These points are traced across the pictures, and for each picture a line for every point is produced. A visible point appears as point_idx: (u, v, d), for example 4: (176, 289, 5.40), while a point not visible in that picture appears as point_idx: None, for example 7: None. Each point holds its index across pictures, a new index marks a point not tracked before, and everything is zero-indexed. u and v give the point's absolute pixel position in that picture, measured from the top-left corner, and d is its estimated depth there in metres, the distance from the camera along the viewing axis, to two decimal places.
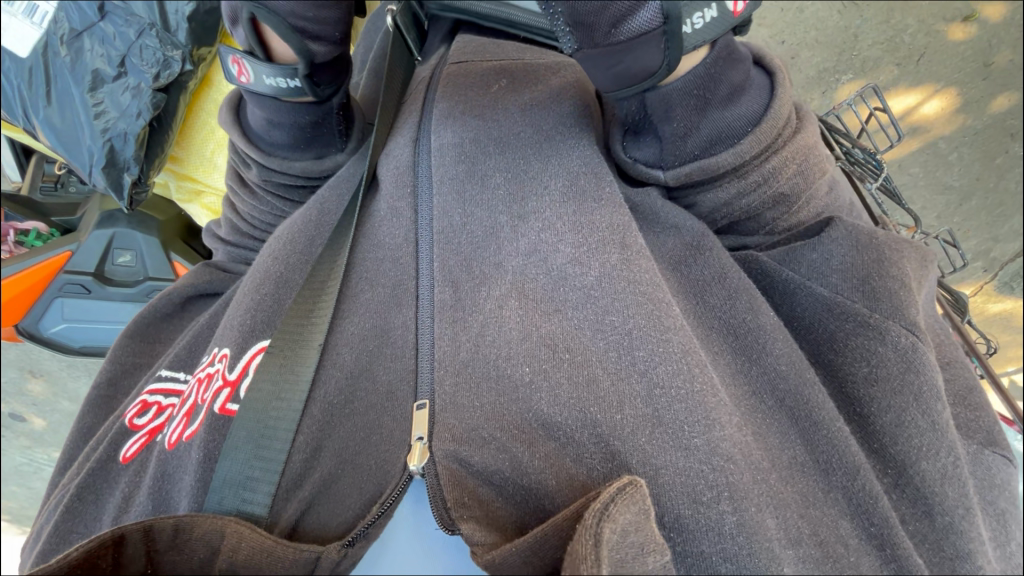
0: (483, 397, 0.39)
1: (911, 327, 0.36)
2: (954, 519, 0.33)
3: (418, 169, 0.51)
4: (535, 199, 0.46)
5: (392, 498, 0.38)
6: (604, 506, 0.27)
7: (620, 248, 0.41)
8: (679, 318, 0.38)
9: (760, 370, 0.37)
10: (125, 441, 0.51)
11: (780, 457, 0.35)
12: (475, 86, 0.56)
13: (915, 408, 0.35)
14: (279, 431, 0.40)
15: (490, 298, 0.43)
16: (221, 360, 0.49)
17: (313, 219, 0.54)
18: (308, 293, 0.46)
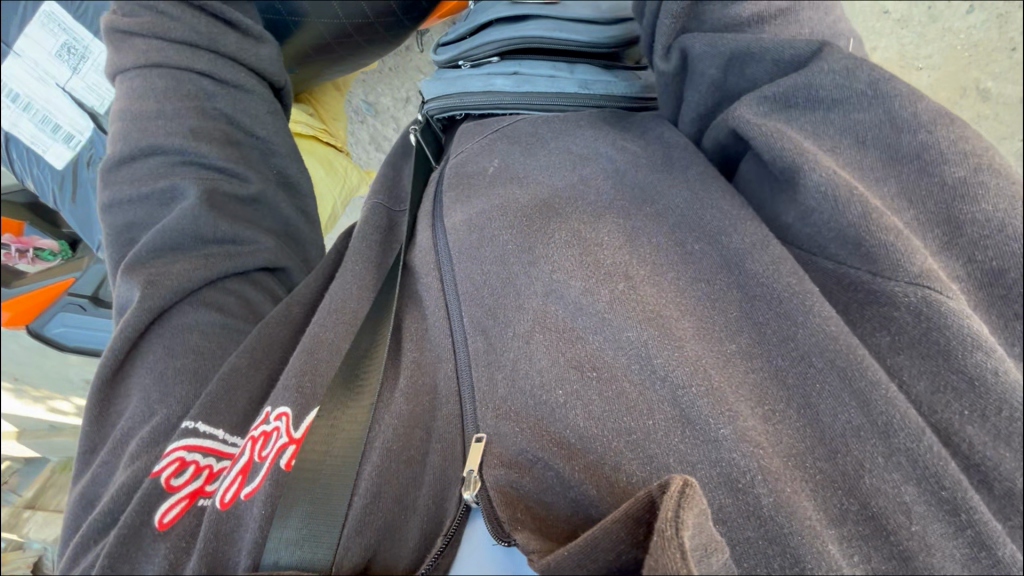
0: (524, 422, 0.43)
1: (917, 280, 0.35)
2: (1016, 485, 0.31)
3: (438, 246, 0.59)
4: (542, 247, 0.51)
5: (454, 529, 0.40)
6: (675, 514, 0.27)
7: (624, 278, 0.46)
8: (686, 328, 0.41)
9: (809, 333, 0.37)
10: (162, 502, 0.47)
11: (794, 439, 0.35)
12: (474, 173, 0.64)
13: (947, 367, 0.34)
14: (337, 490, 0.45)
15: (517, 335, 0.48)
16: (279, 418, 0.51)
17: (353, 291, 0.61)
18: (349, 365, 0.55)
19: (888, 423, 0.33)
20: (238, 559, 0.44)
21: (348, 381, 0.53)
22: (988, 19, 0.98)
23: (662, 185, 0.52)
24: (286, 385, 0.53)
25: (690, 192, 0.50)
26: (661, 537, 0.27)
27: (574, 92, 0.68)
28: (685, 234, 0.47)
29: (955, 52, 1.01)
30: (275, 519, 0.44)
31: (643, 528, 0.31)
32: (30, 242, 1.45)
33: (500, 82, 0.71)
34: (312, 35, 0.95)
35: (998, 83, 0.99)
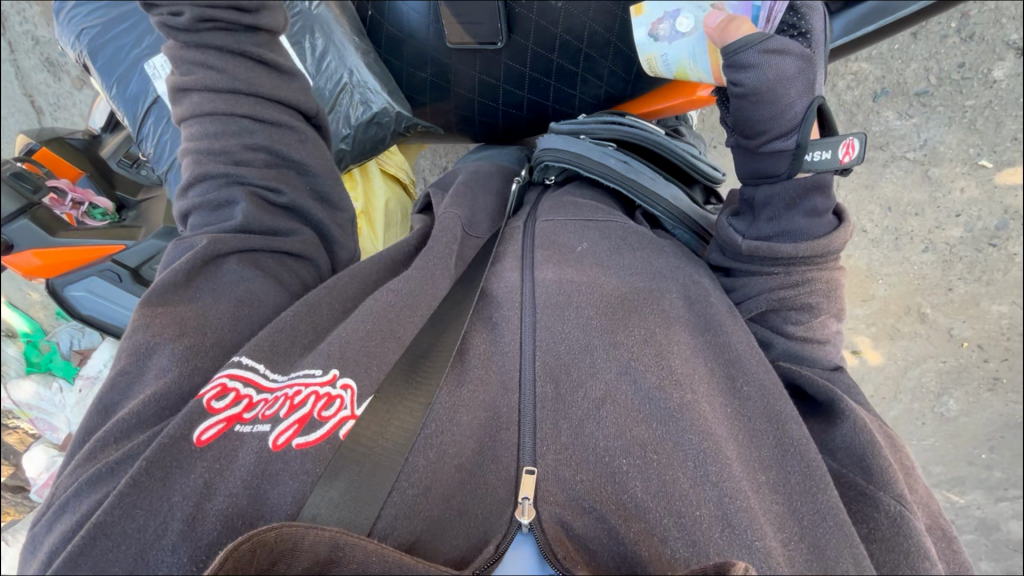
0: (583, 474, 0.48)
1: (897, 497, 0.50)
2: None
3: (523, 292, 0.65)
4: (625, 334, 0.59)
5: (502, 545, 0.43)
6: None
7: (690, 390, 0.55)
8: (732, 458, 0.50)
9: (813, 502, 0.48)
10: (202, 421, 0.50)
11: (799, 569, 0.45)
12: (563, 246, 0.73)
13: (905, 564, 0.46)
14: (384, 471, 0.47)
15: (588, 397, 0.54)
16: (344, 387, 0.53)
17: (420, 300, 0.64)
18: (415, 355, 0.57)
19: None
20: (276, 504, 0.45)
21: (410, 369, 0.56)
22: (937, 259, 1.24)
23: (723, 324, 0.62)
24: (357, 358, 0.56)
25: (749, 347, 0.60)
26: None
27: (667, 199, 0.79)
28: (736, 371, 0.58)
29: (909, 278, 1.26)
30: (320, 481, 0.46)
31: None
32: (86, 196, 1.11)
33: (613, 163, 0.82)
34: (467, 81, 1.03)
35: (932, 312, 1.26)
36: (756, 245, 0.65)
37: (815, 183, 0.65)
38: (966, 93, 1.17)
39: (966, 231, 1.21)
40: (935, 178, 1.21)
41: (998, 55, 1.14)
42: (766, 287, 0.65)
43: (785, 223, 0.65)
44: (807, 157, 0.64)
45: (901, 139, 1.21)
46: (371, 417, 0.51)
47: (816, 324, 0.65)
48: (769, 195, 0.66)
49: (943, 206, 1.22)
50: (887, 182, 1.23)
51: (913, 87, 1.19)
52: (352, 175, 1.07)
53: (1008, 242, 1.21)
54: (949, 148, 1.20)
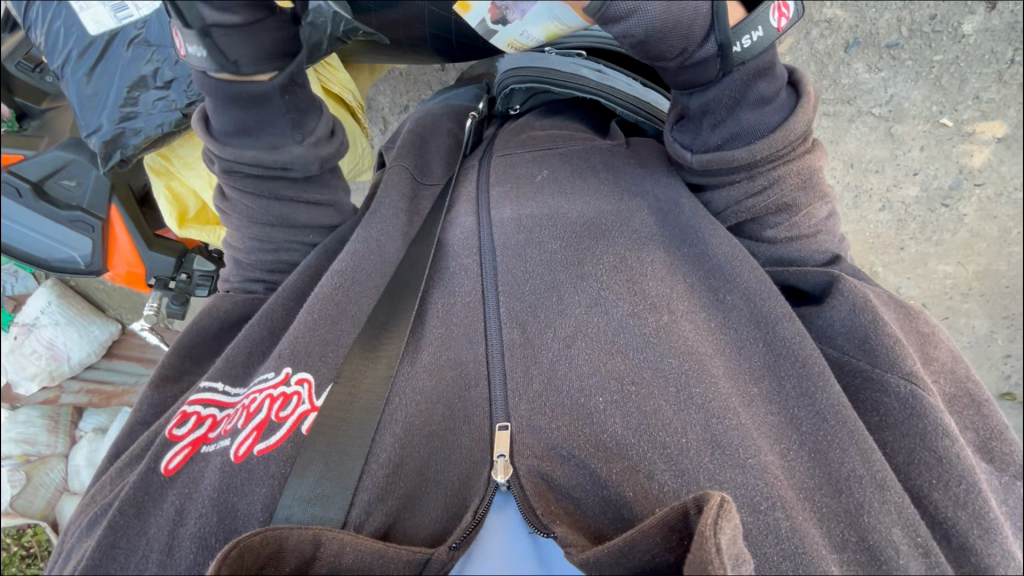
0: (558, 420, 0.45)
1: (909, 376, 0.45)
2: (970, 539, 0.40)
3: (481, 236, 0.59)
4: (591, 265, 0.54)
5: (479, 513, 0.41)
6: (715, 519, 0.31)
7: (666, 312, 0.50)
8: (717, 372, 0.46)
9: (812, 404, 0.44)
10: (167, 451, 0.48)
11: (797, 477, 0.41)
12: (522, 176, 0.65)
13: (923, 446, 0.43)
14: (349, 458, 0.44)
15: (557, 337, 0.49)
16: (301, 382, 0.51)
17: (374, 267, 0.58)
18: (371, 331, 0.53)
19: (883, 478, 0.40)
20: (248, 514, 0.43)
21: (371, 343, 0.52)
22: (892, 219, 1.05)
23: (698, 232, 0.56)
24: (306, 351, 0.52)
25: (732, 248, 0.54)
26: (703, 538, 0.30)
27: (650, 100, 0.70)
28: (718, 283, 0.53)
29: (863, 236, 1.07)
30: (288, 481, 0.43)
31: (675, 534, 0.34)
32: None
33: (586, 73, 0.70)
34: None
35: (885, 271, 1.08)
36: (709, 159, 0.56)
37: (755, 70, 0.53)
38: (935, 48, 0.94)
39: (922, 190, 1.02)
40: (899, 136, 0.99)
41: (968, 7, 0.92)
42: (732, 200, 0.58)
43: (734, 123, 0.55)
44: (735, 50, 0.51)
45: (867, 94, 0.98)
46: (330, 407, 0.48)
47: (801, 216, 0.58)
48: (705, 102, 0.55)
49: (903, 163, 1.01)
50: (850, 138, 1.01)
51: (884, 39, 0.95)
52: None
53: (962, 202, 1.01)
54: (914, 104, 0.97)
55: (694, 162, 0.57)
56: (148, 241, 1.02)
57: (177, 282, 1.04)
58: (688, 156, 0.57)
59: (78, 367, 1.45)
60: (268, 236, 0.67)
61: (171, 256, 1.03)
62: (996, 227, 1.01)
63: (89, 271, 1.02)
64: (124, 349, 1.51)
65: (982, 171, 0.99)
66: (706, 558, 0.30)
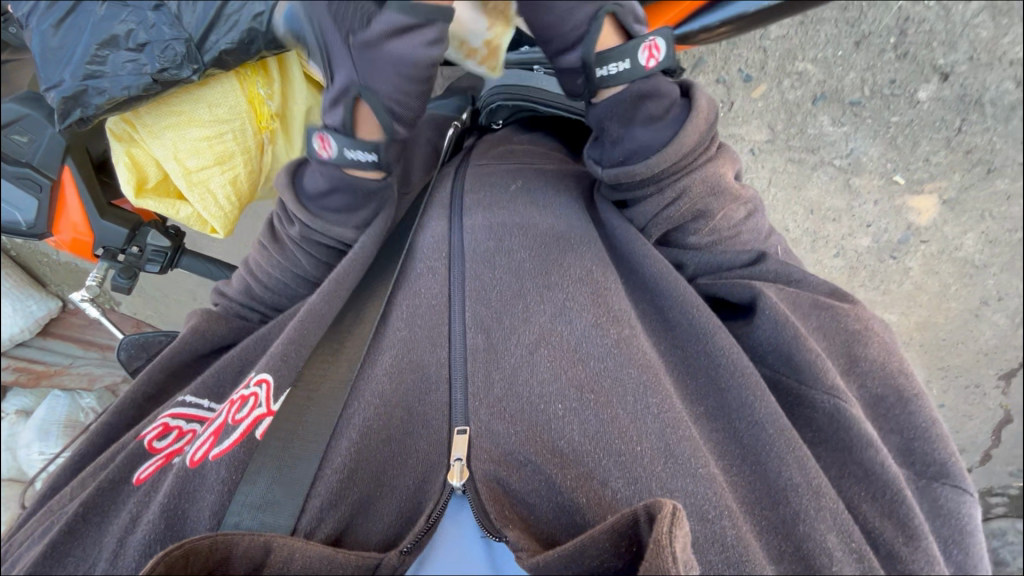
0: (517, 425, 0.45)
1: (830, 390, 0.46)
2: (896, 547, 0.41)
3: (450, 239, 0.59)
4: (558, 276, 0.54)
5: (433, 518, 0.41)
6: (669, 526, 0.32)
7: (629, 327, 0.51)
8: (665, 387, 0.47)
9: (750, 419, 0.45)
10: (142, 462, 0.48)
11: (741, 492, 0.42)
12: (497, 182, 0.65)
13: (852, 460, 0.44)
14: (302, 464, 0.44)
15: (521, 344, 0.50)
16: (259, 384, 0.49)
17: (351, 262, 0.58)
18: (334, 336, 0.54)
19: (819, 485, 0.41)
20: (198, 519, 0.42)
21: (332, 346, 0.53)
22: (844, 266, 1.07)
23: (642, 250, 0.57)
24: (271, 352, 0.51)
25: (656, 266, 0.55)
26: (659, 546, 0.31)
27: None
28: (658, 303, 0.55)
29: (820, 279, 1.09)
30: (240, 484, 0.42)
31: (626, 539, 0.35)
32: None
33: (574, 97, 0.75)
34: None
35: None
36: (619, 172, 0.59)
37: (640, 91, 0.59)
38: (893, 109, 0.97)
39: (874, 241, 1.05)
40: (856, 188, 1.02)
41: (925, 76, 0.95)
42: (650, 214, 0.59)
43: (632, 141, 0.59)
44: (600, 72, 0.60)
45: (831, 145, 1.01)
46: (287, 410, 0.47)
47: (720, 217, 0.59)
48: (600, 118, 0.61)
49: (857, 215, 1.04)
50: (812, 186, 1.03)
51: (848, 95, 0.98)
52: (265, 66, 0.89)
53: (908, 256, 1.05)
54: (872, 159, 1.01)
55: (608, 176, 0.60)
56: (100, 211, 0.94)
57: (126, 255, 0.97)
58: (604, 172, 0.60)
59: (8, 344, 1.34)
60: (292, 284, 0.67)
61: (123, 228, 0.95)
62: (937, 282, 1.06)
63: (30, 234, 0.93)
64: (62, 329, 1.41)
65: (928, 229, 1.03)
66: (661, 561, 0.31)
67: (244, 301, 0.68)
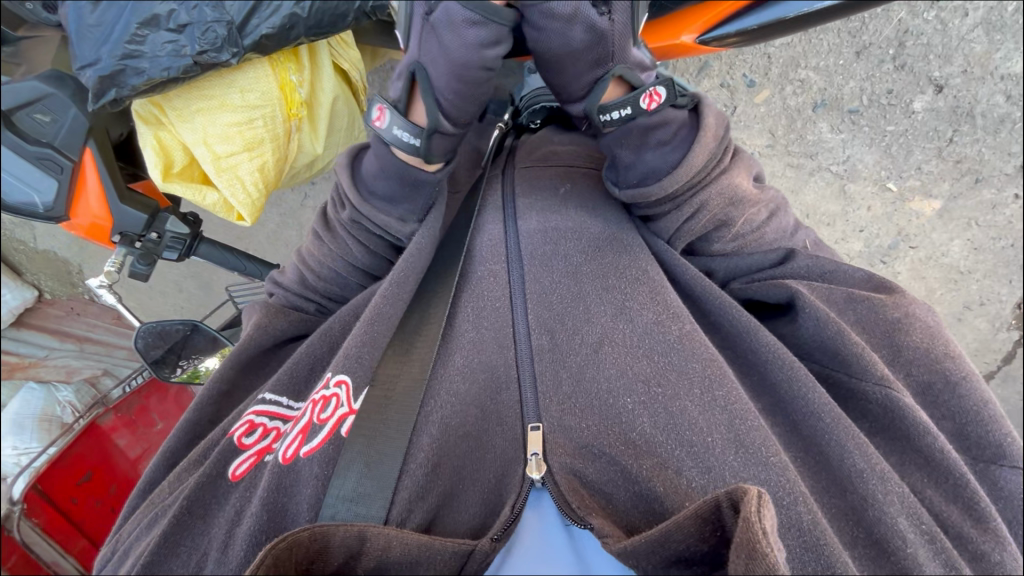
0: (589, 420, 0.47)
1: (881, 381, 0.49)
2: (964, 530, 0.43)
3: (507, 244, 0.61)
4: (614, 279, 0.56)
5: (518, 507, 0.43)
6: (756, 502, 0.33)
7: (686, 322, 0.53)
8: (727, 378, 0.49)
9: (802, 408, 0.48)
10: (234, 458, 0.49)
11: (814, 483, 0.45)
12: (546, 185, 0.67)
13: (909, 447, 0.47)
14: (390, 454, 0.45)
15: (585, 343, 0.52)
16: (339, 385, 0.49)
17: (420, 260, 0.58)
18: (404, 335, 0.55)
19: (884, 472, 0.43)
20: (297, 512, 0.44)
21: (403, 347, 0.54)
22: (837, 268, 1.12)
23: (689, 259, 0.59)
24: (346, 352, 0.51)
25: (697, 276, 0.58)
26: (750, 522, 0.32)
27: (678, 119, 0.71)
28: (697, 308, 0.58)
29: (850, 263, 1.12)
30: (332, 480, 0.44)
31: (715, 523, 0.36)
32: None
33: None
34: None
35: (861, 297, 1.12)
36: (639, 193, 0.61)
37: (643, 128, 0.60)
38: (888, 118, 1.02)
39: (866, 246, 1.11)
40: (851, 194, 1.08)
41: (920, 87, 0.99)
42: (672, 229, 0.62)
43: (643, 165, 0.61)
44: (603, 117, 0.61)
45: (829, 151, 1.05)
46: (369, 408, 0.48)
47: (742, 224, 0.61)
48: (611, 146, 0.63)
49: (852, 220, 1.09)
50: (809, 190, 1.09)
51: (847, 103, 1.02)
52: (297, 54, 0.90)
53: (896, 261, 1.11)
54: (867, 166, 1.05)
55: (624, 196, 0.62)
56: (121, 194, 0.91)
57: (145, 241, 0.94)
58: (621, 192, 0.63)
59: None
60: (347, 276, 0.67)
61: (144, 213, 0.92)
62: (923, 286, 1.12)
63: (47, 217, 0.87)
64: (35, 320, 1.46)
65: (917, 235, 1.09)
66: (752, 535, 0.33)
67: (301, 293, 0.68)
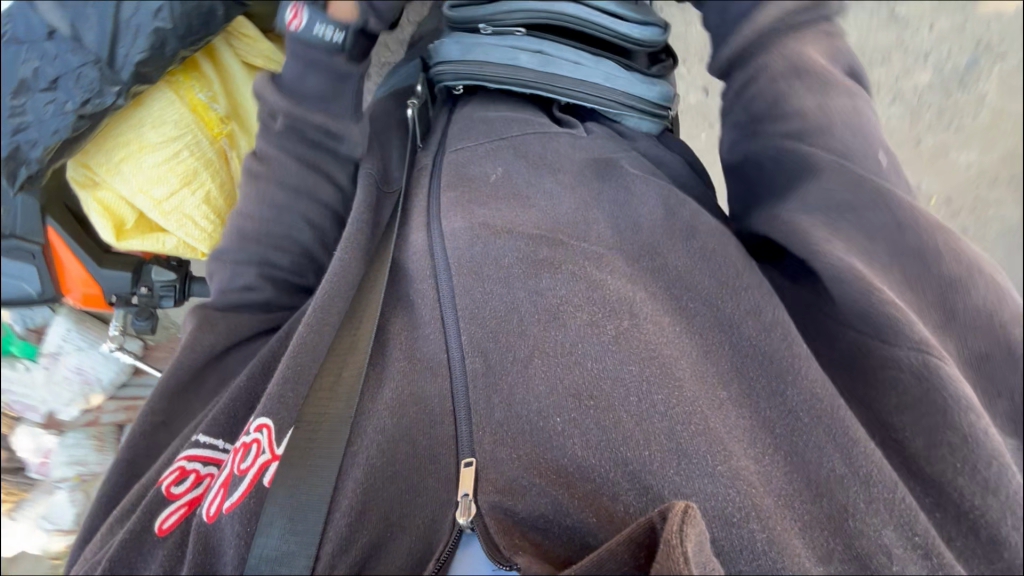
0: (519, 448, 0.43)
1: (920, 346, 0.38)
2: (998, 529, 0.36)
3: (434, 256, 0.55)
4: (549, 277, 0.50)
5: (445, 555, 0.40)
6: (682, 525, 0.30)
7: (629, 315, 0.47)
8: (687, 371, 0.43)
9: (781, 401, 0.41)
10: (161, 510, 0.47)
11: (782, 484, 0.38)
12: (471, 178, 0.60)
13: (948, 428, 0.37)
14: (313, 502, 0.43)
15: (517, 359, 0.47)
16: (260, 430, 0.46)
17: (343, 277, 0.55)
18: (335, 360, 0.51)
19: (868, 474, 0.37)
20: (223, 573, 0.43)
21: (333, 374, 0.50)
22: None
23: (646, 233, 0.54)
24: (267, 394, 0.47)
25: (689, 256, 0.51)
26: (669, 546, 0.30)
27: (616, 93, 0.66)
28: (680, 289, 0.49)
29: None
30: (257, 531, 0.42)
31: (647, 551, 0.33)
32: None
33: (526, 57, 0.66)
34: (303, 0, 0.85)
35: None
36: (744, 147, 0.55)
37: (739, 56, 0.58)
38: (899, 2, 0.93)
39: None
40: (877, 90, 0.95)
41: None
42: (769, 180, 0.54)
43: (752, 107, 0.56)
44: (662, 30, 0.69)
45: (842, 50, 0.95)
46: (293, 452, 0.45)
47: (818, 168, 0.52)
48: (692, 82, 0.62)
49: None
50: None
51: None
52: (196, 67, 0.89)
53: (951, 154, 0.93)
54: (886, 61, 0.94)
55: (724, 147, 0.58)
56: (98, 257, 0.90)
57: (139, 297, 0.97)
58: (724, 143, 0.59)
59: None
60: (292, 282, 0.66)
61: (127, 271, 0.93)
62: None
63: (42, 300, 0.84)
64: None
65: None
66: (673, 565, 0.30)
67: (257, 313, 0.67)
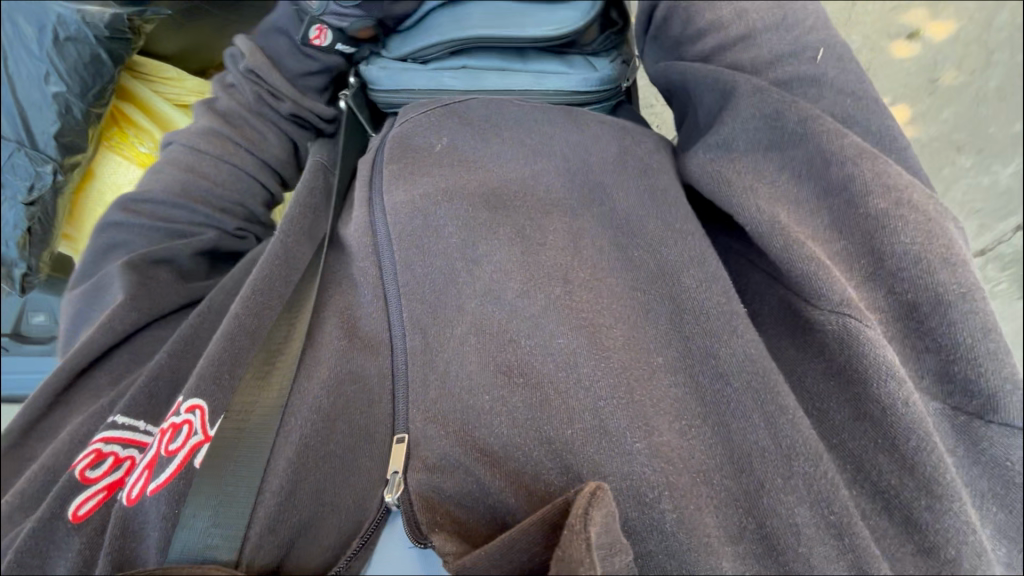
0: (449, 427, 0.42)
1: (839, 307, 0.36)
2: (915, 511, 0.33)
3: (374, 226, 0.53)
4: (487, 244, 0.48)
5: (370, 531, 0.44)
6: (584, 509, 0.30)
7: (562, 282, 0.44)
8: (619, 336, 0.41)
9: (713, 366, 0.38)
10: (75, 497, 0.43)
11: (696, 458, 0.36)
12: (416, 143, 0.57)
13: (866, 397, 0.35)
14: (240, 493, 0.43)
15: (453, 337, 0.45)
16: (190, 412, 0.44)
17: (280, 255, 0.53)
18: (272, 340, 0.50)
19: (791, 447, 0.34)
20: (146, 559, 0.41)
21: (270, 352, 0.49)
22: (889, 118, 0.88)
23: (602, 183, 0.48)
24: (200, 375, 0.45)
25: (640, 199, 0.47)
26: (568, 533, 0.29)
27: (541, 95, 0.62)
28: (627, 239, 0.45)
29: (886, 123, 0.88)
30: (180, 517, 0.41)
31: (556, 534, 0.32)
32: None
33: (448, 79, 0.64)
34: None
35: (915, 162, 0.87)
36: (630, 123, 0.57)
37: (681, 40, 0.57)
38: None
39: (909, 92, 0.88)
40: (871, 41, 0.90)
41: None
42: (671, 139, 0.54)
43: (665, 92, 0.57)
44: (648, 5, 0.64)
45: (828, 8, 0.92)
46: (228, 432, 0.45)
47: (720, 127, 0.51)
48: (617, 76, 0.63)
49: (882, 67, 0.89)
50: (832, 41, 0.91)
51: None
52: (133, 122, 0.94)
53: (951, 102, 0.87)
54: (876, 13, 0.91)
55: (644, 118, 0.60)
56: None
57: None
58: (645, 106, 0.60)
59: None
60: None
61: None
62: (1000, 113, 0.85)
63: None
64: None
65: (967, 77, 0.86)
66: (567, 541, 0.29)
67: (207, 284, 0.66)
